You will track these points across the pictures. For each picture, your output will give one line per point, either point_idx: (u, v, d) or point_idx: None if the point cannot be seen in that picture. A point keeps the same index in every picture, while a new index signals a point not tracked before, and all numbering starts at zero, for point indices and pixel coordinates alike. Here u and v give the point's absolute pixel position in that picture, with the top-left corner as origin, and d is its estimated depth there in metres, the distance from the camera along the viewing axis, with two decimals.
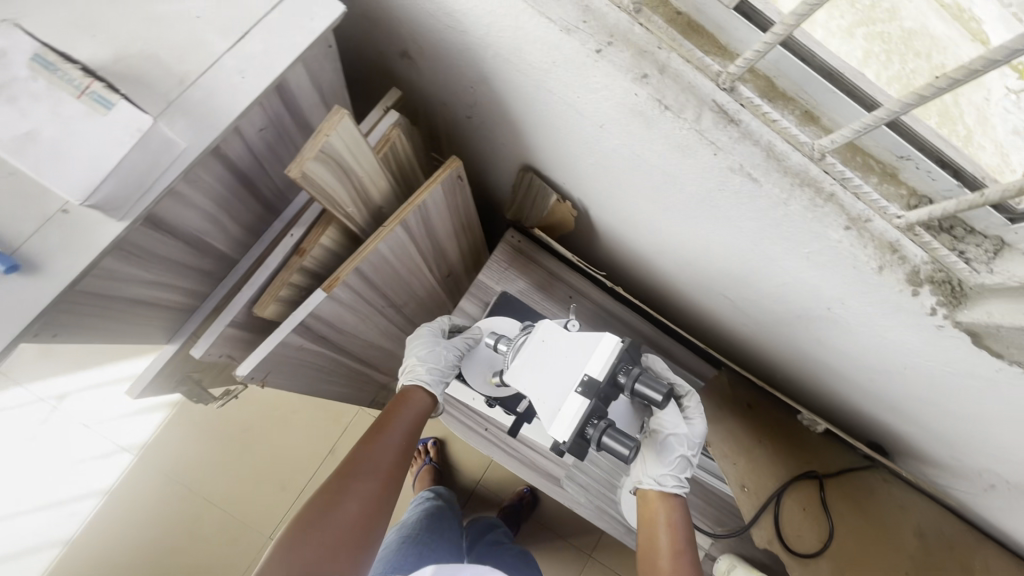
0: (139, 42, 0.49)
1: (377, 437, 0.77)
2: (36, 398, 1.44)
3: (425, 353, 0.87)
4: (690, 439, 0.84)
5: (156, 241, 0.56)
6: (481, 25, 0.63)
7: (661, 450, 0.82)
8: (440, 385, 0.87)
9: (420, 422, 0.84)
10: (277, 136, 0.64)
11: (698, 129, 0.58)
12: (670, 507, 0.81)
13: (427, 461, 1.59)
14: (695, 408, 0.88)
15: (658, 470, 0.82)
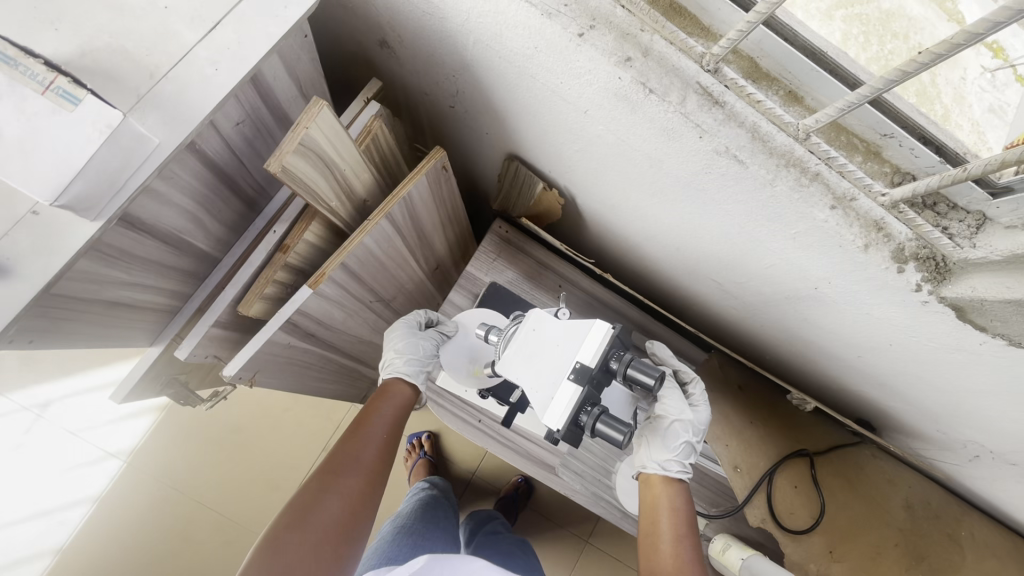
0: (104, 35, 0.47)
1: (355, 435, 0.76)
2: (19, 407, 1.41)
3: (403, 345, 0.88)
4: (694, 425, 0.84)
5: (134, 243, 0.55)
6: (460, 11, 0.61)
7: (667, 436, 0.82)
8: (420, 376, 0.88)
9: (399, 415, 0.84)
10: (255, 131, 0.63)
11: (684, 112, 0.57)
12: (673, 491, 0.81)
13: (421, 453, 1.57)
14: (700, 394, 0.88)
15: (663, 454, 0.82)
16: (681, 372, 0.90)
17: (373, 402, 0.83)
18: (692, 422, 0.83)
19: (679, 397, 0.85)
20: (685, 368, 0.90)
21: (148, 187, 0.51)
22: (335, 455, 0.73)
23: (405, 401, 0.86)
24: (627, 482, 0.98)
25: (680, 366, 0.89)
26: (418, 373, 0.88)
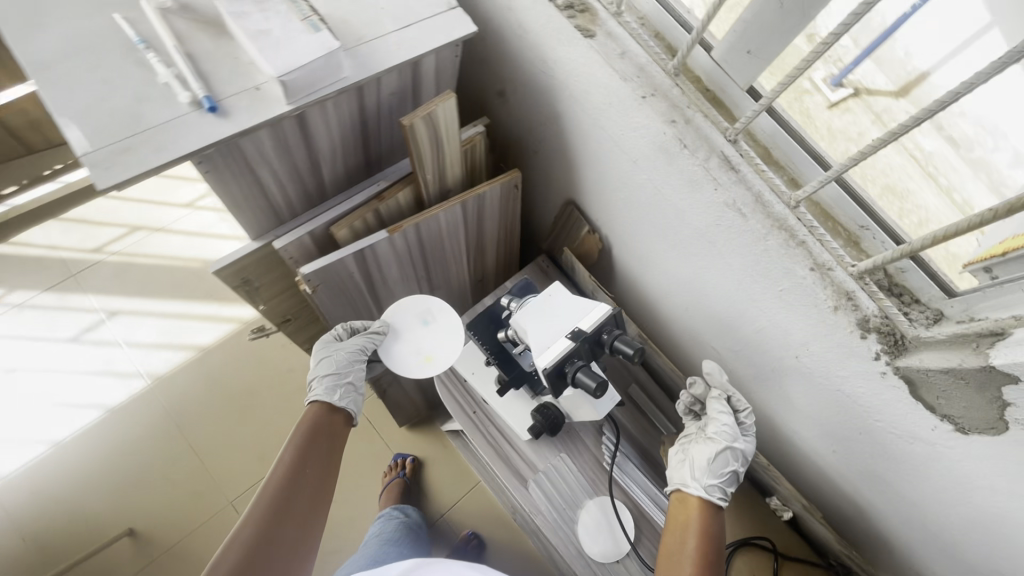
0: (343, 11, 0.74)
1: (288, 476, 0.78)
2: (91, 308, 1.60)
3: (322, 362, 0.93)
4: (742, 455, 0.87)
5: (280, 145, 0.76)
6: (565, 72, 0.86)
7: (716, 460, 0.84)
8: (335, 393, 0.91)
9: (335, 439, 0.89)
10: (398, 106, 0.86)
11: (707, 167, 0.76)
12: (707, 517, 0.81)
13: (399, 474, 1.57)
14: (749, 424, 0.89)
15: (709, 479, 0.84)
16: (734, 399, 0.90)
17: (303, 436, 0.84)
18: (737, 449, 0.86)
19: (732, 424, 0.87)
20: (739, 395, 0.90)
21: (302, 116, 0.73)
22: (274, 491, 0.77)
23: (337, 422, 0.91)
24: (589, 519, 0.98)
25: (734, 392, 0.90)
26: (332, 390, 0.91)
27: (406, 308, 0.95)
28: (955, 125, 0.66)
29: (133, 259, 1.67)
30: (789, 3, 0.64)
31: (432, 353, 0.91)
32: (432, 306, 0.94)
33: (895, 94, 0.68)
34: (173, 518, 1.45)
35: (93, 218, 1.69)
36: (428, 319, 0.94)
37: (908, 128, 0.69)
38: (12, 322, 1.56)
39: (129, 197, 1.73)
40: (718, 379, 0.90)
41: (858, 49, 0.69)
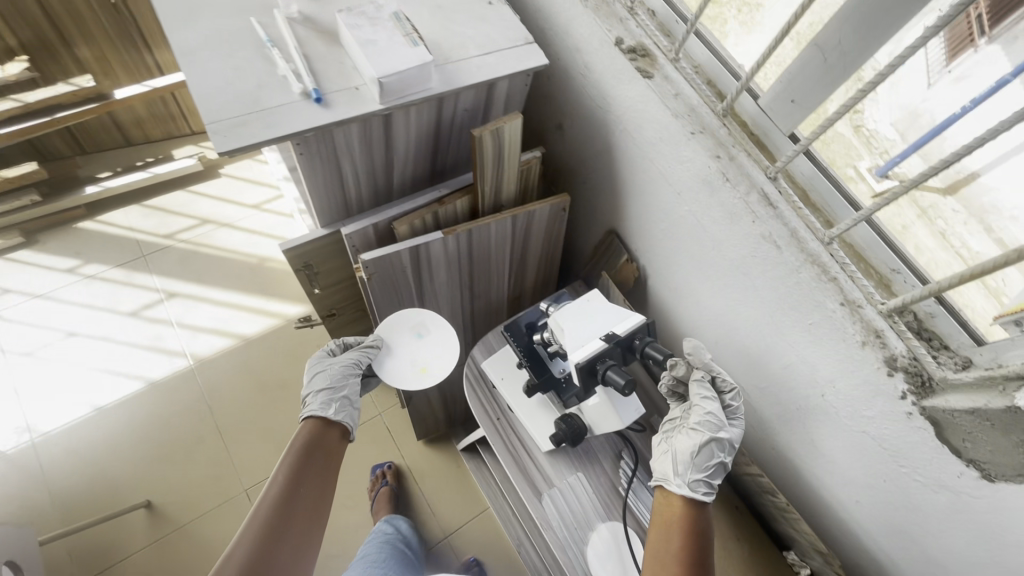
0: (437, 36, 0.85)
1: (284, 492, 0.80)
2: (154, 287, 1.73)
3: (317, 379, 0.97)
4: (728, 446, 0.86)
5: (365, 142, 0.86)
6: (621, 109, 0.95)
7: (700, 453, 0.84)
8: (330, 407, 0.94)
9: (331, 453, 0.91)
10: (468, 123, 0.97)
11: (746, 201, 0.81)
12: (692, 512, 0.82)
13: (383, 484, 1.55)
14: (736, 407, 0.90)
15: (694, 474, 0.84)
16: (719, 380, 0.91)
17: (296, 452, 0.85)
18: (722, 441, 0.85)
19: (717, 409, 0.87)
20: (723, 375, 0.91)
21: (388, 118, 0.83)
22: (269, 508, 0.78)
23: (333, 437, 0.93)
24: (600, 544, 0.96)
25: (718, 372, 0.90)
26: (327, 404, 0.94)
27: (400, 324, 1.02)
28: (1006, 228, 0.67)
29: (199, 248, 1.80)
30: (833, 58, 0.71)
31: (427, 364, 0.97)
32: (425, 320, 1.02)
33: (943, 191, 0.73)
34: (189, 497, 1.49)
35: (170, 207, 1.85)
36: (422, 332, 1.01)
37: (955, 226, 0.72)
38: (83, 290, 1.69)
39: (205, 192, 1.89)
40: (700, 361, 0.89)
41: (906, 143, 0.73)
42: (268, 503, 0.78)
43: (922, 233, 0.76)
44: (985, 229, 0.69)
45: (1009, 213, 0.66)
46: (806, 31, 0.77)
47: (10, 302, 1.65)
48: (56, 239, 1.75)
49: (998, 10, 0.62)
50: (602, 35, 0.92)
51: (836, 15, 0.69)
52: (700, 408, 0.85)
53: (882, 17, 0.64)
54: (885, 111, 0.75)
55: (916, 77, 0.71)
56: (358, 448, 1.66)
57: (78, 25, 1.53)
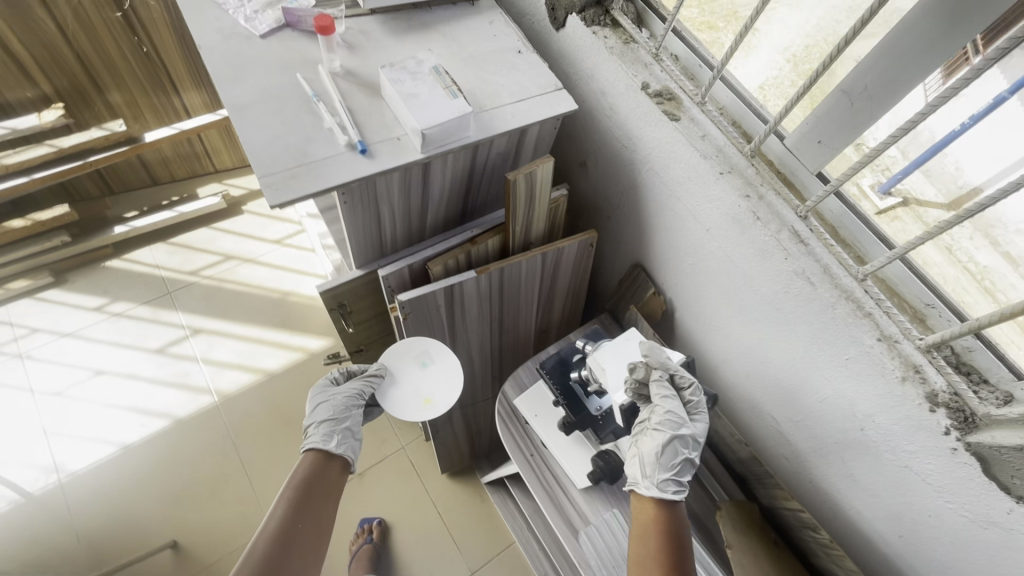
0: (472, 86, 0.89)
1: (286, 517, 0.82)
2: (179, 324, 1.75)
3: (320, 410, 0.98)
4: (693, 442, 0.86)
5: (404, 189, 0.89)
6: (648, 149, 0.98)
7: (665, 453, 0.84)
8: (331, 439, 0.95)
9: (330, 486, 0.91)
10: (499, 165, 1.00)
11: (778, 238, 0.83)
12: (666, 512, 0.83)
13: (366, 539, 1.52)
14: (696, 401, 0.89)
15: (661, 475, 0.83)
16: (677, 376, 0.89)
17: (295, 487, 0.86)
18: (685, 438, 0.85)
19: (677, 406, 0.86)
20: (682, 371, 0.89)
21: (427, 166, 0.86)
22: (267, 544, 0.78)
23: (334, 469, 0.94)
24: None
25: (677, 370, 0.88)
26: (329, 437, 0.95)
27: (404, 354, 1.02)
28: (1012, 241, 0.70)
29: (222, 284, 1.83)
30: (859, 103, 0.74)
31: (431, 396, 0.97)
32: (430, 347, 1.01)
33: (946, 206, 0.73)
34: (215, 534, 1.48)
35: (195, 244, 1.89)
36: (427, 361, 1.00)
37: (962, 241, 0.75)
38: (109, 328, 1.72)
39: (229, 229, 1.93)
40: (658, 362, 0.87)
41: (907, 160, 0.77)
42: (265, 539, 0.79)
43: (929, 248, 0.79)
44: (991, 242, 0.72)
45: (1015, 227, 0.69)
46: (798, 52, 0.83)
47: (38, 341, 1.67)
48: (84, 278, 1.78)
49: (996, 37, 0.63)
50: (628, 81, 0.95)
51: (862, 62, 0.72)
52: (661, 409, 0.84)
53: (908, 65, 0.67)
54: None
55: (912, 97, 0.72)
56: (382, 482, 1.65)
57: (111, 75, 1.59)
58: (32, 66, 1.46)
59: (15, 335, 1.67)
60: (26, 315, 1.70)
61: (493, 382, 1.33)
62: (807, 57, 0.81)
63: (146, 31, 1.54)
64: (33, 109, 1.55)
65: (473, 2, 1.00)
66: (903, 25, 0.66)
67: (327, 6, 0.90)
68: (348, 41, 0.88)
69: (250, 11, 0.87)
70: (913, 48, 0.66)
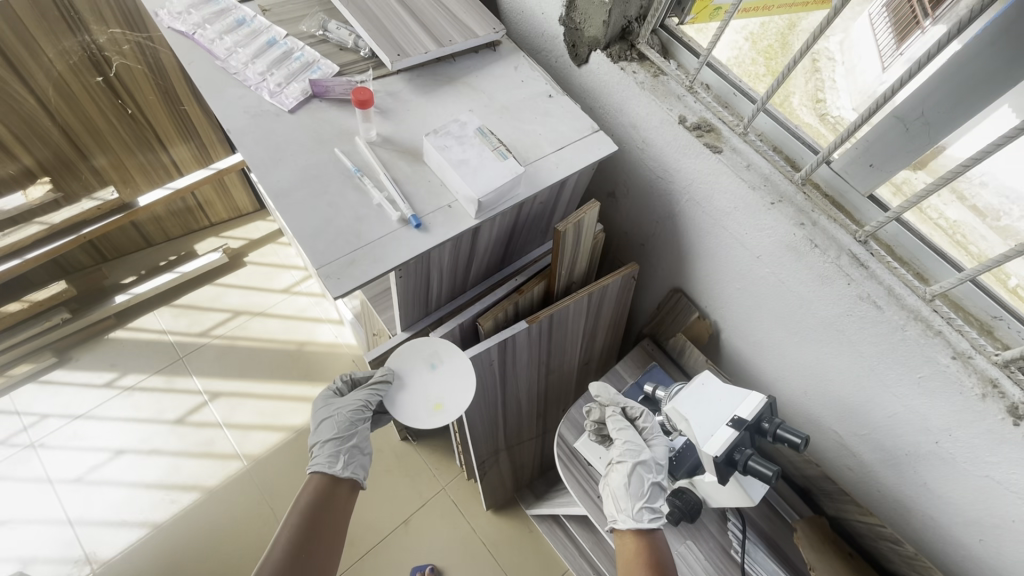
0: (511, 139, 0.86)
1: (293, 540, 0.80)
2: (197, 390, 1.69)
3: (325, 429, 0.92)
4: (656, 466, 0.92)
5: (454, 252, 0.87)
6: (688, 179, 0.97)
7: (632, 483, 0.90)
8: (338, 461, 0.90)
9: (339, 511, 0.87)
10: (541, 212, 0.98)
11: (838, 264, 0.82)
12: (647, 541, 0.88)
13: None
14: (651, 426, 0.96)
15: (635, 506, 0.90)
16: (629, 409, 0.97)
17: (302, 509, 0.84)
18: (647, 464, 0.92)
19: (635, 436, 0.93)
20: (634, 404, 0.98)
21: (476, 230, 0.84)
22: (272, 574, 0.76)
23: (342, 492, 0.90)
24: None
25: (627, 403, 0.97)
26: (335, 458, 0.90)
27: (412, 356, 0.95)
28: (977, 194, 0.76)
29: (235, 341, 1.78)
30: (915, 128, 0.74)
31: (441, 400, 0.90)
32: (439, 348, 0.94)
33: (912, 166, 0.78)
34: None
35: (201, 304, 1.82)
36: (436, 363, 0.93)
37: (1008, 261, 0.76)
38: (124, 404, 1.65)
39: (234, 283, 1.87)
40: (608, 399, 0.98)
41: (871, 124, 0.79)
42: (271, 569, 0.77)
43: (941, 234, 0.80)
44: (958, 197, 0.78)
45: (978, 179, 0.75)
46: (755, 29, 0.89)
47: (50, 427, 1.60)
48: (90, 353, 1.71)
49: None
50: (662, 114, 0.95)
51: (918, 88, 0.71)
52: (618, 440, 0.92)
53: (971, 90, 0.67)
54: (845, 97, 0.82)
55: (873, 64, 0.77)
56: (429, 526, 1.62)
57: (95, 139, 1.47)
58: (13, 141, 1.33)
59: (24, 424, 1.59)
60: (32, 401, 1.62)
61: (539, 419, 1.31)
62: (763, 34, 0.88)
63: (130, 92, 1.44)
64: (17, 187, 1.42)
65: (494, 47, 0.97)
66: (963, 57, 0.66)
67: (352, 71, 0.88)
68: (379, 105, 0.85)
69: (273, 86, 0.83)
70: (978, 75, 0.66)
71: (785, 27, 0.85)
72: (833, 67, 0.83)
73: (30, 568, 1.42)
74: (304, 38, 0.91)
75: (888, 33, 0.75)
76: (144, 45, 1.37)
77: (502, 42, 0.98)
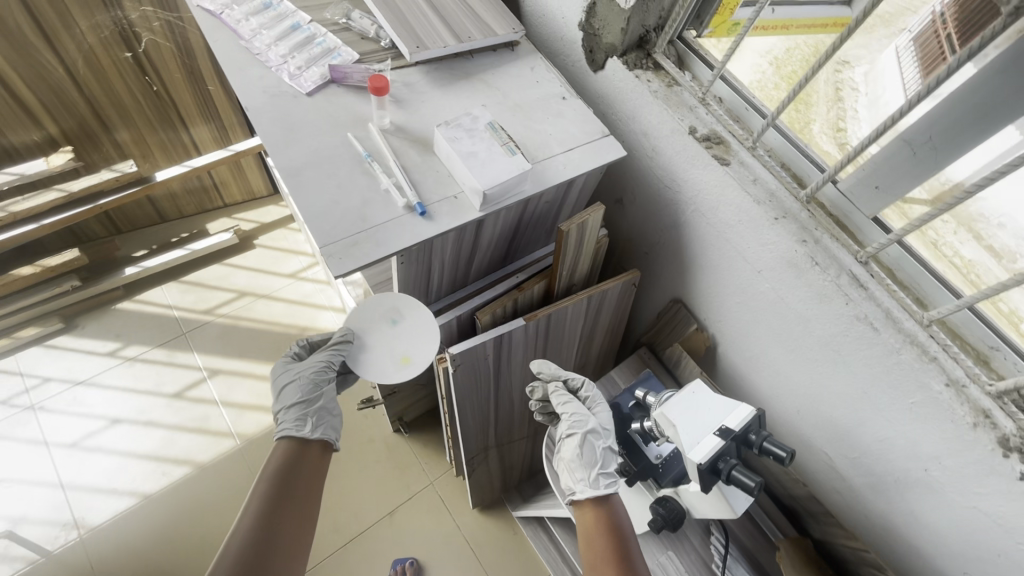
0: (522, 137, 0.88)
1: (271, 495, 0.79)
2: (197, 366, 1.71)
3: (288, 394, 0.92)
4: (602, 431, 0.93)
5: (456, 244, 0.88)
6: (696, 190, 0.98)
7: (584, 452, 0.90)
8: (305, 424, 0.90)
9: (313, 469, 0.88)
10: (547, 212, 0.99)
11: (837, 283, 0.83)
12: (604, 510, 0.86)
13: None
14: (594, 395, 0.98)
15: (590, 474, 0.89)
16: (571, 381, 1.00)
17: (277, 467, 0.83)
18: (596, 431, 0.92)
19: (580, 407, 0.95)
20: (574, 375, 1.00)
21: (480, 223, 0.85)
22: (242, 551, 0.74)
23: (314, 453, 0.90)
24: None
25: (567, 376, 0.99)
26: (302, 421, 0.90)
27: (370, 316, 0.94)
28: (995, 236, 0.74)
29: (239, 321, 1.80)
30: (922, 152, 0.74)
31: (407, 353, 0.91)
32: (398, 304, 0.93)
33: (929, 202, 0.77)
34: None
35: (208, 282, 1.85)
36: (397, 319, 0.93)
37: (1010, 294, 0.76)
38: (124, 374, 1.67)
39: (242, 265, 1.90)
40: (550, 374, 1.00)
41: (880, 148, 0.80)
42: (239, 546, 0.74)
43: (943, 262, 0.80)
44: (974, 236, 0.76)
45: (996, 220, 0.73)
46: (779, 55, 0.90)
47: (51, 390, 1.62)
48: (96, 321, 1.74)
49: (967, 30, 0.66)
50: (674, 124, 0.96)
51: (928, 112, 0.72)
52: (564, 414, 0.93)
53: (981, 119, 0.67)
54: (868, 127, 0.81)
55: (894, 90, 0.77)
56: (414, 519, 1.62)
57: (119, 113, 1.51)
58: (38, 107, 1.38)
59: (26, 385, 1.62)
60: (36, 363, 1.65)
61: (531, 419, 1.31)
62: (789, 59, 0.89)
63: (157, 69, 1.48)
64: (40, 154, 1.48)
65: (513, 47, 0.99)
66: (977, 83, 0.66)
67: (371, 60, 0.90)
68: (395, 95, 0.87)
69: (293, 68, 0.85)
70: (990, 103, 0.66)
71: (810, 54, 0.85)
72: (856, 97, 0.82)
73: (20, 528, 1.44)
74: (327, 25, 0.93)
75: (913, 67, 0.74)
76: (172, 24, 1.40)
77: (521, 42, 1.00)
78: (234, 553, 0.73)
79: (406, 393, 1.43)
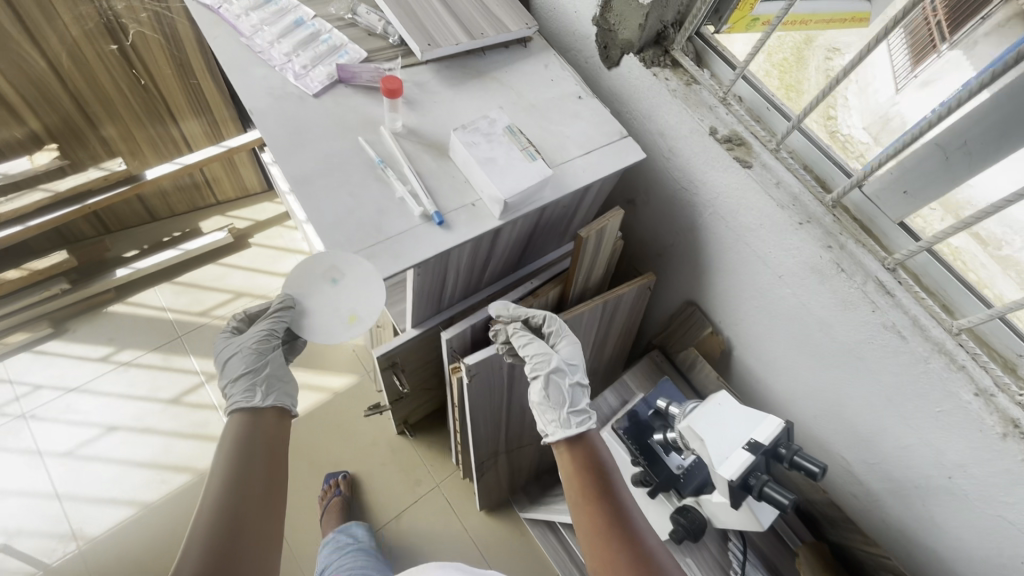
0: (539, 140, 0.84)
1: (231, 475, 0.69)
2: (195, 370, 1.66)
3: (233, 367, 0.83)
4: (565, 365, 0.88)
5: (472, 252, 0.85)
6: (715, 193, 0.95)
7: (551, 394, 0.86)
8: (256, 393, 0.80)
9: (274, 439, 0.78)
10: (562, 216, 0.96)
11: (864, 290, 0.81)
12: (578, 447, 0.82)
13: (336, 492, 1.56)
14: (556, 328, 0.91)
15: (559, 415, 0.85)
16: (531, 319, 0.91)
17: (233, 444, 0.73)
18: (560, 369, 0.87)
19: (540, 346, 0.88)
20: (534, 311, 0.92)
21: (497, 231, 0.82)
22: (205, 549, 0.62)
23: (270, 422, 0.80)
24: None
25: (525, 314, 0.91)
26: (252, 391, 0.80)
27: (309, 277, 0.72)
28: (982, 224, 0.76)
29: None
30: (956, 156, 0.72)
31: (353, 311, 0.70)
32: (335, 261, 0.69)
33: None
34: None
35: (202, 283, 1.80)
36: (337, 278, 0.70)
37: None
38: (119, 380, 1.62)
39: (238, 264, 1.84)
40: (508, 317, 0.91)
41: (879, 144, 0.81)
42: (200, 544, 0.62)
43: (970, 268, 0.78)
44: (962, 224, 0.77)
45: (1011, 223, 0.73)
46: (771, 42, 0.91)
47: (43, 398, 1.57)
48: (87, 325, 1.68)
49: (955, 20, 0.69)
50: (692, 124, 0.93)
51: (961, 116, 0.70)
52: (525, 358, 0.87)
53: (1015, 126, 0.65)
54: (857, 116, 0.84)
55: (885, 82, 0.79)
56: (421, 521, 1.60)
57: (105, 108, 1.44)
58: (19, 103, 1.31)
59: (16, 393, 1.57)
60: (26, 370, 1.60)
61: None
62: (780, 47, 0.90)
63: (145, 63, 1.41)
64: (22, 152, 1.41)
65: (526, 43, 0.95)
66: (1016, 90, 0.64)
67: (379, 58, 0.85)
68: (406, 96, 0.83)
69: (299, 68, 0.81)
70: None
71: (802, 41, 0.88)
72: (846, 85, 0.83)
73: (15, 541, 1.40)
74: (332, 20, 0.88)
75: (904, 54, 0.76)
76: (161, 15, 1.33)
77: (534, 38, 0.96)
78: (193, 560, 0.61)
79: (413, 397, 1.41)
